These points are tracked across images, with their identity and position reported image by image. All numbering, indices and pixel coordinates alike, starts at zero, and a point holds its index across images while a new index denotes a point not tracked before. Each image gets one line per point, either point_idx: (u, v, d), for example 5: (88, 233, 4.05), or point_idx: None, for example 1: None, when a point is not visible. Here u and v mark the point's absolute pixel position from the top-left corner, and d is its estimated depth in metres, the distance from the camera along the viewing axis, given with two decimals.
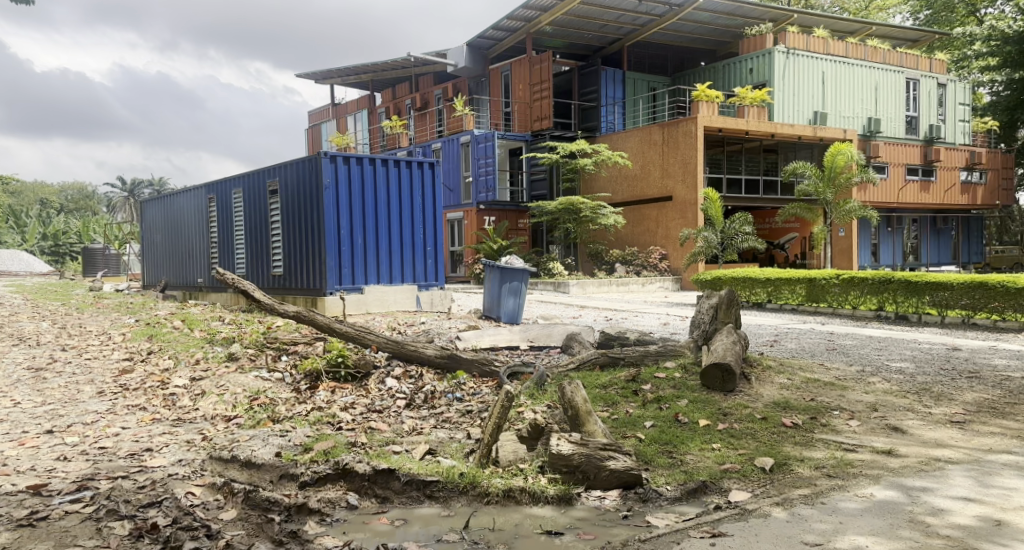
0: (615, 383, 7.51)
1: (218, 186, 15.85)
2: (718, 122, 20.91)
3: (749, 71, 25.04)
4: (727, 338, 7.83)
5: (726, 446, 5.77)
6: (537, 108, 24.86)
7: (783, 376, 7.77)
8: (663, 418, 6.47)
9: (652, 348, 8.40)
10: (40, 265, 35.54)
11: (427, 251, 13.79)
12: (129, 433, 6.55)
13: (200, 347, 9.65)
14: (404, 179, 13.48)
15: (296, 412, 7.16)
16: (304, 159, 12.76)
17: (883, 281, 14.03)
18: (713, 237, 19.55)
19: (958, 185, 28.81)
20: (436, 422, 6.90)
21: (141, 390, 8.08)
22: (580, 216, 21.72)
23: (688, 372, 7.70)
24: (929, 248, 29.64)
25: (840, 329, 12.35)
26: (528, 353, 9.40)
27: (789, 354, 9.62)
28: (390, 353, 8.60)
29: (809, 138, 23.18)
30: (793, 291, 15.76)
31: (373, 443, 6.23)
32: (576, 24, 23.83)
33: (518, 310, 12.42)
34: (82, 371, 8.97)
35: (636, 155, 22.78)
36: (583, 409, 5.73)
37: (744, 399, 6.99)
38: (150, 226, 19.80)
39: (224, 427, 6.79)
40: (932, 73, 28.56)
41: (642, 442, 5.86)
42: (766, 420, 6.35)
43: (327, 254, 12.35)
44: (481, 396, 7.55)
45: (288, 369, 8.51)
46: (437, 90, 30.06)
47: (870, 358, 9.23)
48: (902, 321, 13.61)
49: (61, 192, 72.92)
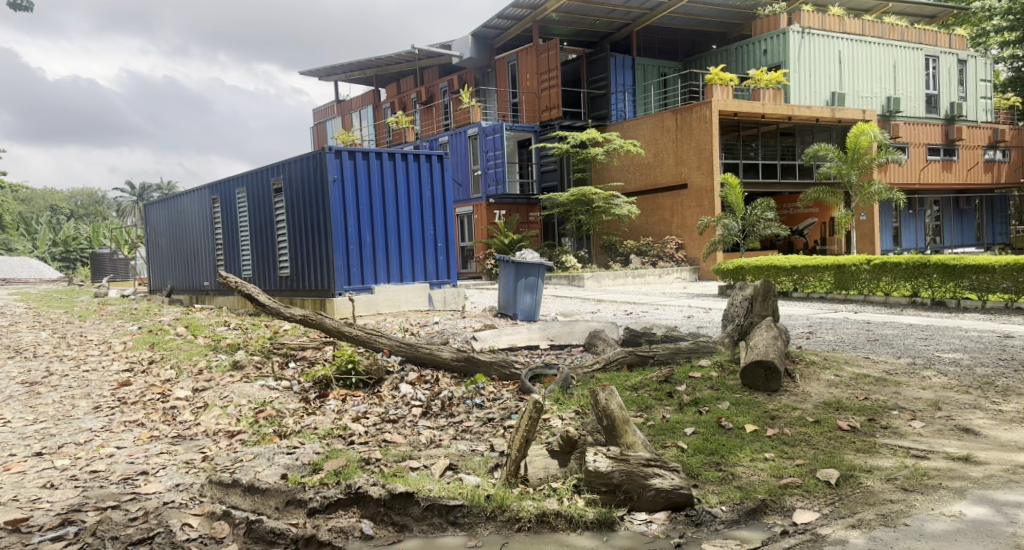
0: (646, 385, 6.93)
1: (222, 186, 15.35)
2: (734, 106, 20.21)
3: (763, 53, 24.34)
4: (767, 333, 7.22)
5: (780, 455, 5.20)
6: (546, 97, 24.22)
7: (830, 372, 7.16)
8: (705, 423, 5.91)
9: (684, 344, 7.81)
10: (50, 271, 35.31)
11: (439, 247, 13.24)
12: (124, 454, 6.03)
13: (204, 355, 9.11)
14: (412, 173, 12.91)
15: (305, 424, 6.62)
16: (308, 155, 12.22)
17: (918, 265, 13.35)
18: (734, 223, 18.90)
19: (981, 164, 27.98)
20: (455, 433, 6.34)
21: (140, 403, 7.56)
22: (593, 206, 21.05)
23: (725, 371, 7.12)
24: (951, 229, 28.87)
25: (875, 317, 11.72)
26: (548, 353, 8.82)
27: (829, 346, 8.99)
28: (404, 357, 8.06)
29: (827, 120, 22.44)
30: (821, 279, 15.12)
31: (387, 459, 5.69)
32: (584, 9, 23.16)
33: (535, 306, 11.84)
34: (79, 384, 8.46)
35: (649, 142, 22.11)
36: (621, 416, 5.14)
37: (791, 400, 6.40)
38: (154, 229, 19.34)
39: (227, 444, 6.25)
40: (951, 50, 27.77)
41: (685, 453, 5.29)
42: (820, 423, 5.78)
43: (335, 253, 11.81)
44: (502, 402, 6.98)
45: (296, 377, 7.99)
46: (442, 82, 29.41)
47: (917, 349, 8.60)
48: (939, 308, 12.95)
49: (72, 198, 72.88)
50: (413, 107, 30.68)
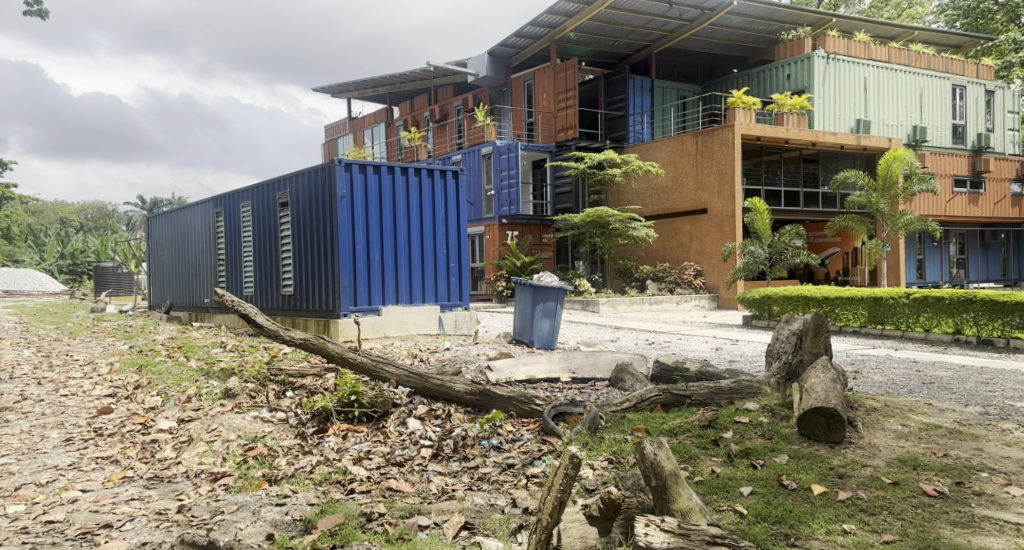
0: (687, 430, 6.11)
1: (226, 200, 14.65)
2: (757, 130, 19.44)
3: (787, 78, 23.66)
4: (824, 374, 6.31)
5: (861, 527, 4.45)
6: (562, 117, 23.54)
7: (895, 421, 6.28)
8: (764, 482, 5.10)
9: (724, 384, 6.96)
10: (54, 284, 34.61)
11: (451, 267, 12.45)
12: (89, 499, 5.24)
13: (193, 381, 8.26)
14: (426, 189, 12.16)
15: (300, 467, 5.80)
16: (316, 168, 11.50)
17: (962, 301, 12.50)
18: (760, 251, 17.92)
19: (1008, 198, 27.04)
20: (471, 482, 5.48)
21: (119, 435, 6.77)
22: (609, 229, 20.25)
23: (776, 417, 6.25)
24: (977, 263, 27.93)
25: (921, 356, 10.85)
26: (570, 388, 7.96)
27: (882, 390, 8.06)
28: (413, 389, 7.19)
29: (852, 147, 21.58)
30: (854, 311, 14.27)
31: (392, 515, 4.90)
32: (603, 30, 22.54)
33: (553, 333, 11.01)
34: (53, 412, 7.65)
35: (669, 164, 21.31)
36: (672, 471, 4.30)
37: (858, 455, 5.55)
38: (156, 243, 18.67)
39: (209, 490, 5.43)
40: (978, 79, 27.07)
41: (744, 521, 4.59)
42: (898, 485, 4.97)
43: (342, 272, 11.04)
44: (523, 444, 6.12)
45: (293, 408, 7.15)
46: (457, 101, 28.71)
47: (982, 397, 7.72)
48: (986, 347, 12.04)
49: (81, 211, 72.40)
50: (427, 126, 30.02)
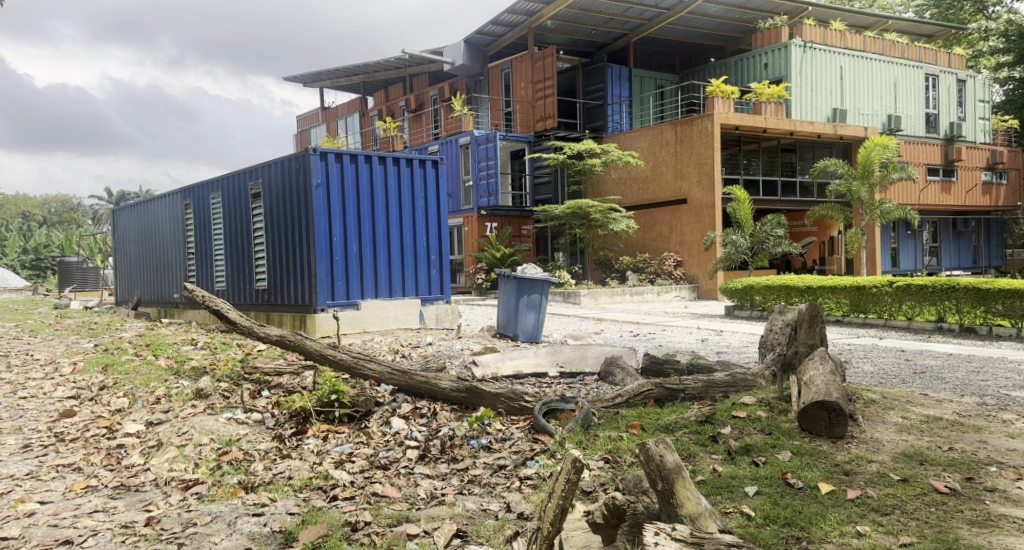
0: (684, 426, 5.86)
1: (196, 191, 14.14)
2: (735, 119, 19.25)
3: (764, 66, 23.55)
4: (822, 366, 6.08)
5: (875, 529, 4.26)
6: (540, 107, 23.26)
7: (897, 414, 6.08)
8: (768, 481, 4.88)
9: (718, 377, 6.74)
10: (16, 279, 33.63)
11: (431, 259, 12.14)
12: (49, 513, 4.87)
13: (162, 381, 7.86)
14: (404, 179, 11.81)
15: (278, 473, 5.46)
16: (291, 156, 11.09)
17: (944, 288, 12.42)
18: (742, 241, 17.82)
19: (980, 186, 27.26)
20: (461, 485, 5.19)
21: (82, 441, 6.38)
22: (590, 220, 20.02)
23: (775, 411, 6.04)
24: (950, 251, 28.16)
25: (906, 345, 10.73)
26: (559, 383, 7.68)
27: (875, 382, 7.88)
28: (395, 387, 6.88)
29: (829, 136, 21.54)
30: (837, 300, 14.17)
31: (379, 524, 4.60)
32: (580, 18, 22.24)
33: (538, 326, 10.73)
34: (12, 416, 7.23)
35: (648, 154, 21.11)
36: (680, 474, 4.04)
37: (862, 450, 5.35)
38: (123, 235, 18.07)
39: (180, 500, 5.07)
40: (951, 69, 27.21)
41: (752, 524, 4.36)
42: (908, 482, 4.77)
43: (318, 265, 10.67)
44: (513, 443, 5.83)
45: (269, 409, 6.80)
46: (432, 90, 28.26)
47: (976, 386, 7.58)
48: (969, 334, 11.98)
49: (46, 205, 70.73)
50: (402, 115, 29.53)
